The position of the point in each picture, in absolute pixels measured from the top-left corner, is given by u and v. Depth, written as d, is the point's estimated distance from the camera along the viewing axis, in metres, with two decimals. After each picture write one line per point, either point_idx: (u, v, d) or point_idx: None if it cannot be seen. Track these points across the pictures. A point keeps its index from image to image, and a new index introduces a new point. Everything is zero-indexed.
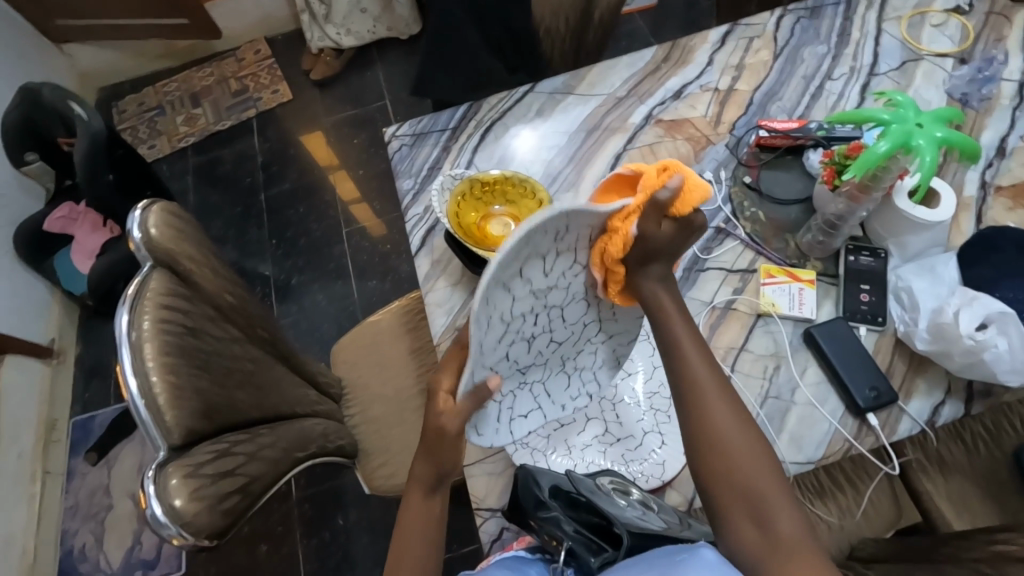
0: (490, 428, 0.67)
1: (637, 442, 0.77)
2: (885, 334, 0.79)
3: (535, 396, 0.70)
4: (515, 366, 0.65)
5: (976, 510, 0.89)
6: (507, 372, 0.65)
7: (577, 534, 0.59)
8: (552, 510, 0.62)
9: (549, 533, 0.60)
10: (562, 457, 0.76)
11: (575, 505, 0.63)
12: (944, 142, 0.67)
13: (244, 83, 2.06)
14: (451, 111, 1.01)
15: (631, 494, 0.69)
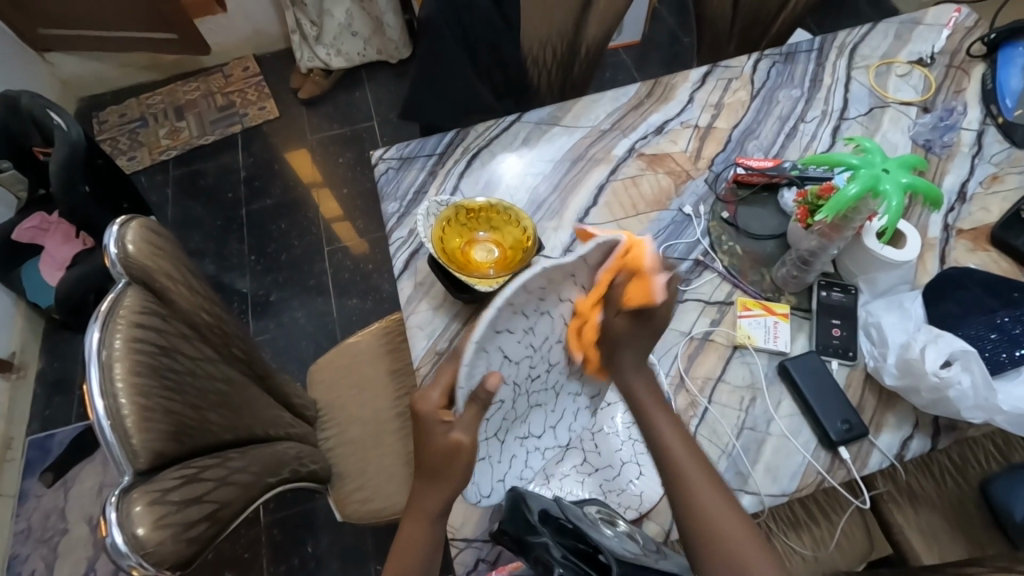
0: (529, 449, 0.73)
1: (616, 471, 0.77)
2: (855, 368, 0.81)
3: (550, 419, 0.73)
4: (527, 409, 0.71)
5: (945, 544, 0.91)
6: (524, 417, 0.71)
7: (565, 559, 0.59)
8: (541, 535, 0.61)
9: (538, 558, 0.60)
10: (540, 486, 0.76)
11: (563, 532, 0.63)
12: (909, 188, 0.71)
13: (230, 99, 2.06)
14: (439, 137, 1.02)
15: (618, 525, 0.69)
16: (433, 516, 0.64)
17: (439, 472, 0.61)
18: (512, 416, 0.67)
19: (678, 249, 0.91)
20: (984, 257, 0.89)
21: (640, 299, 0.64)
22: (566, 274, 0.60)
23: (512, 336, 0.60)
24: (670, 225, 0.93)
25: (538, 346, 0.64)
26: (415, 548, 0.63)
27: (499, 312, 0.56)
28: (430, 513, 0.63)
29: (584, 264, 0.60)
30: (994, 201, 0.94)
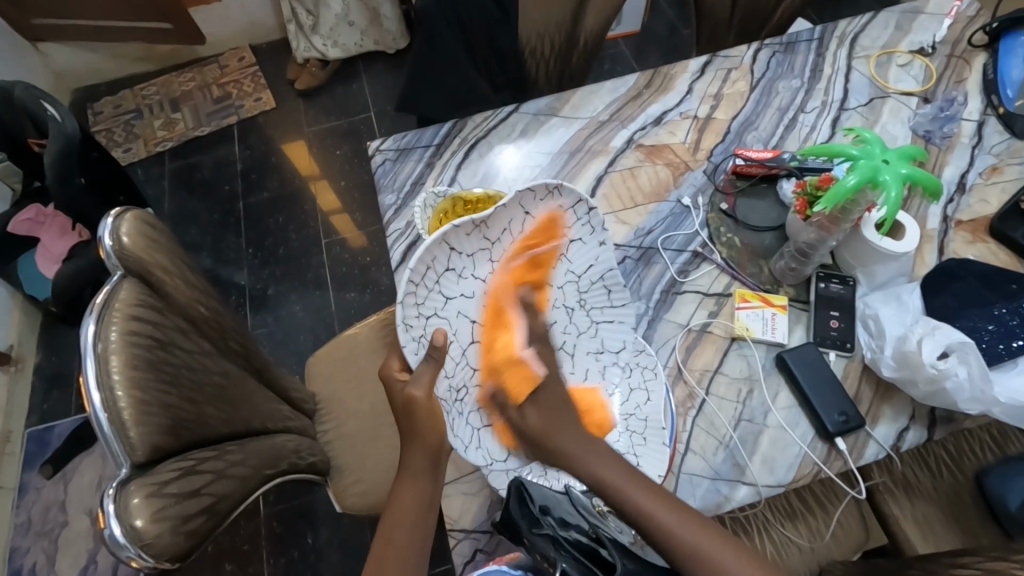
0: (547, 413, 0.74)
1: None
2: (853, 360, 0.81)
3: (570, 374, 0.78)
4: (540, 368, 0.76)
5: (939, 534, 0.92)
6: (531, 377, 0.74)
7: (570, 554, 0.58)
8: (545, 530, 0.60)
9: (541, 553, 0.59)
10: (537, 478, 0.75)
11: (566, 526, 0.62)
12: (908, 179, 0.70)
13: (226, 90, 2.04)
14: (436, 128, 1.02)
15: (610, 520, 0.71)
16: (421, 484, 0.64)
17: (419, 435, 0.64)
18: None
19: (676, 241, 0.91)
20: (983, 248, 0.89)
21: (523, 385, 0.69)
22: (519, 233, 0.73)
23: (473, 299, 0.71)
24: (669, 217, 0.93)
25: (517, 309, 0.73)
26: (401, 514, 0.62)
27: (438, 267, 0.69)
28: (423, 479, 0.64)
29: (533, 222, 0.73)
30: (993, 193, 0.93)
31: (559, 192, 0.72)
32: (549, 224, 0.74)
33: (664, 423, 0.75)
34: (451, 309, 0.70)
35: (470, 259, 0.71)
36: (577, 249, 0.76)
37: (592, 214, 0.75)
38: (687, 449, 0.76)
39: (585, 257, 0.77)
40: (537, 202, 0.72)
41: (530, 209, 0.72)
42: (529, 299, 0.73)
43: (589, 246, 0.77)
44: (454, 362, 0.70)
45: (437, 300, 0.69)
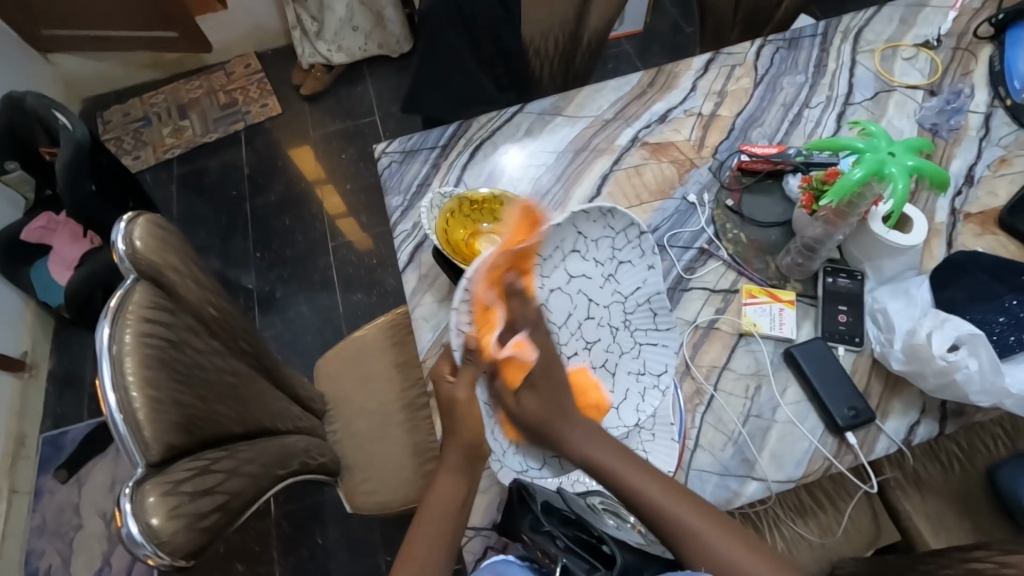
0: None
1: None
2: (862, 354, 0.81)
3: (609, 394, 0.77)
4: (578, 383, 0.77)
5: (951, 529, 0.91)
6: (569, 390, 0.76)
7: (569, 549, 0.60)
8: (545, 527, 0.62)
9: (541, 547, 0.60)
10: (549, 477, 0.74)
11: (568, 523, 0.63)
12: (915, 171, 0.70)
13: (233, 96, 2.06)
14: (441, 129, 1.02)
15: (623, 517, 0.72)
16: (455, 478, 0.65)
17: (456, 432, 0.65)
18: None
19: (682, 238, 0.91)
20: (992, 241, 0.88)
21: (516, 369, 0.67)
22: (570, 250, 0.75)
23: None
24: (674, 214, 0.93)
25: (561, 323, 0.76)
26: (433, 508, 0.64)
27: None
28: (461, 472, 0.66)
29: (586, 241, 0.75)
30: (1001, 184, 0.93)
31: (613, 216, 0.74)
32: (602, 244, 0.76)
33: (672, 419, 0.76)
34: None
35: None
36: (625, 272, 0.78)
37: (643, 241, 0.76)
38: (697, 446, 0.76)
39: (634, 280, 0.78)
40: (592, 222, 0.74)
41: (584, 228, 0.74)
42: (573, 314, 0.77)
43: (638, 270, 0.78)
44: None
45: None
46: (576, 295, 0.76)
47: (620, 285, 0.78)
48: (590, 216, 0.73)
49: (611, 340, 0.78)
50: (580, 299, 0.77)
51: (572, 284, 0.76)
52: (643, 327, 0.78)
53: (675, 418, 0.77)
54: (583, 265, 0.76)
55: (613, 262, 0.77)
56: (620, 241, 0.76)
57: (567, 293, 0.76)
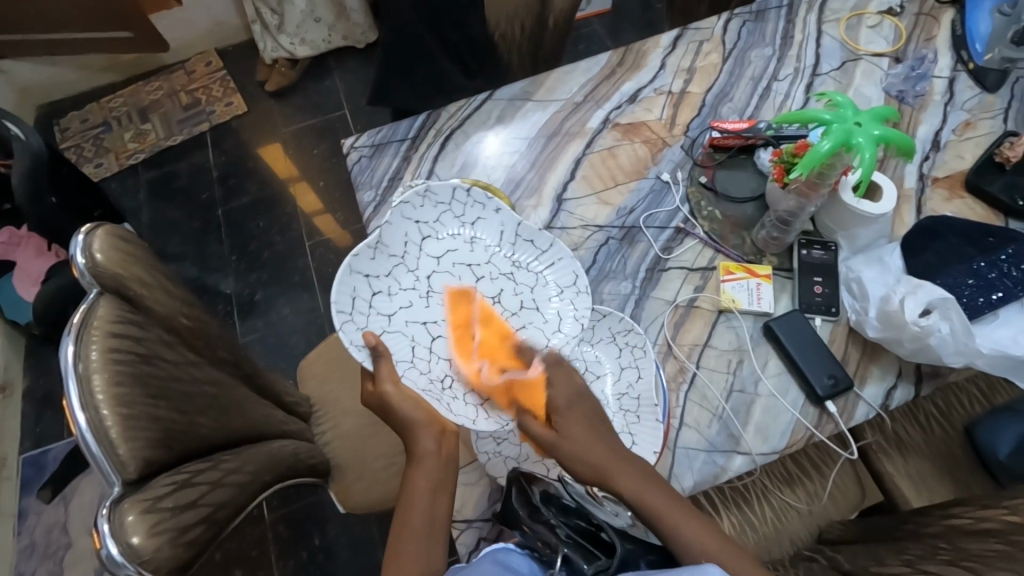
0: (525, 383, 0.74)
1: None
2: (839, 323, 0.81)
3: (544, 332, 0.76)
4: (509, 326, 0.76)
5: (933, 486, 0.93)
6: (502, 341, 0.75)
7: (570, 538, 0.59)
8: (543, 518, 0.62)
9: (540, 537, 0.60)
10: (534, 464, 0.76)
11: (568, 513, 0.63)
12: (881, 140, 0.68)
13: (196, 96, 2.00)
14: (410, 121, 1.03)
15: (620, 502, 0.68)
16: (429, 465, 0.66)
17: (415, 420, 0.66)
18: None
19: (659, 218, 0.91)
20: (960, 204, 0.89)
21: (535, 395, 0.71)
22: (422, 238, 0.74)
23: (413, 306, 0.72)
24: (649, 194, 0.93)
25: (460, 295, 0.75)
26: (417, 496, 0.64)
27: (362, 294, 0.69)
28: (436, 454, 0.66)
29: (429, 225, 0.74)
30: (967, 147, 0.94)
31: (432, 192, 0.73)
32: (445, 218, 0.75)
33: (657, 400, 0.75)
34: (397, 322, 0.70)
35: (389, 275, 0.71)
36: (483, 225, 0.77)
37: (474, 194, 0.75)
38: (682, 424, 0.76)
39: (494, 230, 0.76)
40: (420, 207, 0.73)
41: (418, 214, 0.73)
42: (465, 281, 0.75)
43: (491, 219, 0.76)
44: (424, 361, 0.70)
45: (376, 319, 0.69)
46: (453, 267, 0.75)
47: (484, 239, 0.76)
48: (413, 202, 0.73)
49: (513, 286, 0.77)
50: (461, 269, 0.75)
51: (443, 261, 0.75)
52: (530, 262, 0.78)
53: (658, 400, 0.75)
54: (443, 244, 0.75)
55: (466, 226, 0.76)
56: (457, 206, 0.75)
57: (447, 270, 0.74)
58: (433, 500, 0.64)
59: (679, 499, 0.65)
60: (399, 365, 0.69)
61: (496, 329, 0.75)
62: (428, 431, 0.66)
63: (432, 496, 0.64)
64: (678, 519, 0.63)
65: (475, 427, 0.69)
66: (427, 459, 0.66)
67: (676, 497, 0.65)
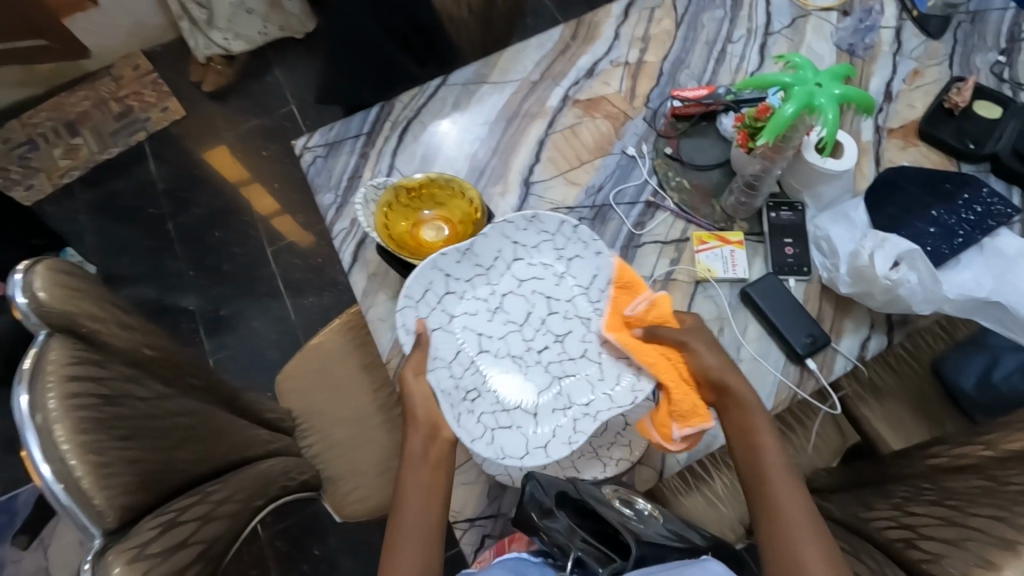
0: (547, 430, 0.74)
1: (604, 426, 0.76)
2: (811, 282, 0.83)
3: (588, 383, 0.77)
4: (553, 370, 0.78)
5: (907, 423, 0.99)
6: (544, 382, 0.77)
7: (586, 543, 0.62)
8: (560, 519, 0.63)
9: (554, 541, 0.62)
10: None
11: (582, 513, 0.65)
12: (843, 99, 0.68)
13: (127, 104, 1.88)
14: (363, 114, 0.98)
15: (637, 504, 0.71)
16: (423, 467, 0.69)
17: (416, 421, 0.71)
18: (533, 386, 0.77)
19: (628, 193, 0.90)
20: (915, 153, 0.91)
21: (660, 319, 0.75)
22: (513, 258, 0.81)
23: (477, 316, 0.79)
24: (616, 170, 0.92)
25: (524, 322, 0.79)
26: (410, 486, 0.68)
27: (437, 290, 0.77)
28: (423, 458, 0.69)
29: (524, 249, 0.81)
30: (918, 96, 0.95)
31: (540, 220, 0.78)
32: (544, 247, 0.80)
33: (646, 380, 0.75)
34: (455, 325, 0.78)
35: (467, 283, 0.79)
36: (579, 264, 0.80)
37: (581, 233, 0.79)
38: None
39: (588, 270, 0.80)
40: (523, 231, 0.79)
41: (517, 237, 0.80)
42: (534, 313, 0.80)
43: (589, 260, 0.80)
44: (461, 368, 0.76)
45: (439, 315, 0.77)
46: (533, 295, 0.80)
47: (575, 276, 0.80)
48: (518, 225, 0.79)
49: (580, 330, 0.79)
50: (537, 299, 0.80)
51: (525, 286, 0.81)
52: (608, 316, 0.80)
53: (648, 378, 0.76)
54: (532, 271, 0.81)
55: (562, 261, 0.81)
56: (561, 238, 0.80)
57: (521, 295, 0.80)
58: (429, 504, 0.67)
59: (813, 515, 0.64)
60: (436, 359, 0.75)
61: (547, 367, 0.78)
62: (420, 435, 0.70)
63: (424, 501, 0.67)
64: (802, 541, 0.62)
65: (469, 446, 0.70)
66: (414, 465, 0.69)
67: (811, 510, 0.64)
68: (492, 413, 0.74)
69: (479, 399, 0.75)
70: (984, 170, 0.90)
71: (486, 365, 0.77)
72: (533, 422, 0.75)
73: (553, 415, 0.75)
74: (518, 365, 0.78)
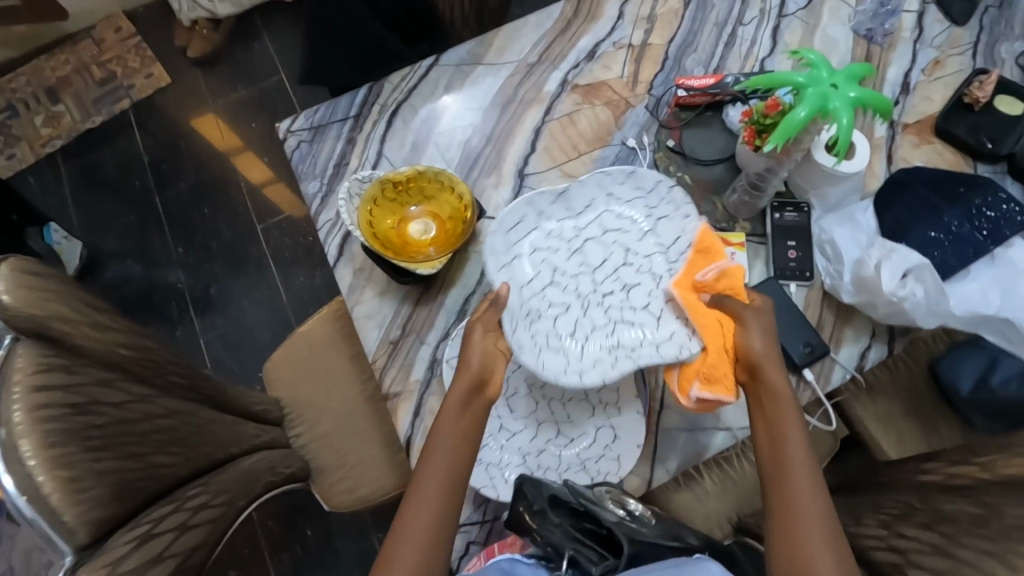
0: (586, 365, 0.73)
1: (591, 439, 0.72)
2: (813, 287, 0.79)
3: (643, 332, 0.75)
4: (613, 315, 0.76)
5: (899, 422, 0.97)
6: (601, 322, 0.76)
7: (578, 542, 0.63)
8: (553, 520, 0.64)
9: (546, 541, 0.64)
10: (517, 467, 0.72)
11: (577, 514, 0.65)
12: (858, 103, 0.64)
13: (109, 69, 1.80)
14: (350, 96, 0.93)
15: (629, 505, 0.68)
16: (460, 417, 0.66)
17: (466, 365, 0.69)
18: (591, 324, 0.76)
19: None
20: (930, 151, 0.86)
21: (730, 288, 0.72)
22: (605, 206, 0.80)
23: (557, 252, 0.78)
24: (614, 163, 0.88)
25: (599, 266, 0.78)
26: (439, 442, 0.65)
27: (529, 217, 0.78)
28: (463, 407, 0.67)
29: (618, 201, 0.79)
30: (936, 89, 0.90)
31: (638, 177, 0.77)
32: (636, 203, 0.79)
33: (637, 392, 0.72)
34: (533, 253, 0.78)
35: (558, 220, 0.79)
36: (664, 225, 0.77)
37: (676, 194, 0.76)
38: (663, 406, 0.75)
39: (673, 232, 0.77)
40: (621, 184, 0.78)
41: (613, 190, 0.78)
42: (612, 261, 0.78)
43: (676, 223, 0.77)
44: (529, 291, 0.77)
45: (517, 241, 0.78)
46: (613, 243, 0.79)
47: (663, 237, 0.78)
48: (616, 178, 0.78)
49: (652, 285, 0.77)
50: (618, 247, 0.79)
51: (609, 235, 0.79)
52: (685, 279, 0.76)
53: (639, 391, 0.74)
54: (620, 222, 0.79)
55: (651, 219, 0.78)
56: (654, 196, 0.77)
57: (603, 243, 0.79)
58: (457, 456, 0.65)
59: (830, 521, 0.60)
60: (507, 277, 0.76)
61: (608, 308, 0.76)
62: (464, 384, 0.68)
63: (454, 452, 0.65)
64: (814, 536, 0.59)
65: (517, 353, 0.72)
66: (452, 412, 0.67)
67: (828, 515, 0.60)
68: (547, 335, 0.75)
69: (541, 323, 0.76)
70: (1000, 171, 0.86)
71: (552, 296, 0.77)
72: (579, 360, 0.74)
73: (603, 356, 0.73)
74: (581, 302, 0.77)
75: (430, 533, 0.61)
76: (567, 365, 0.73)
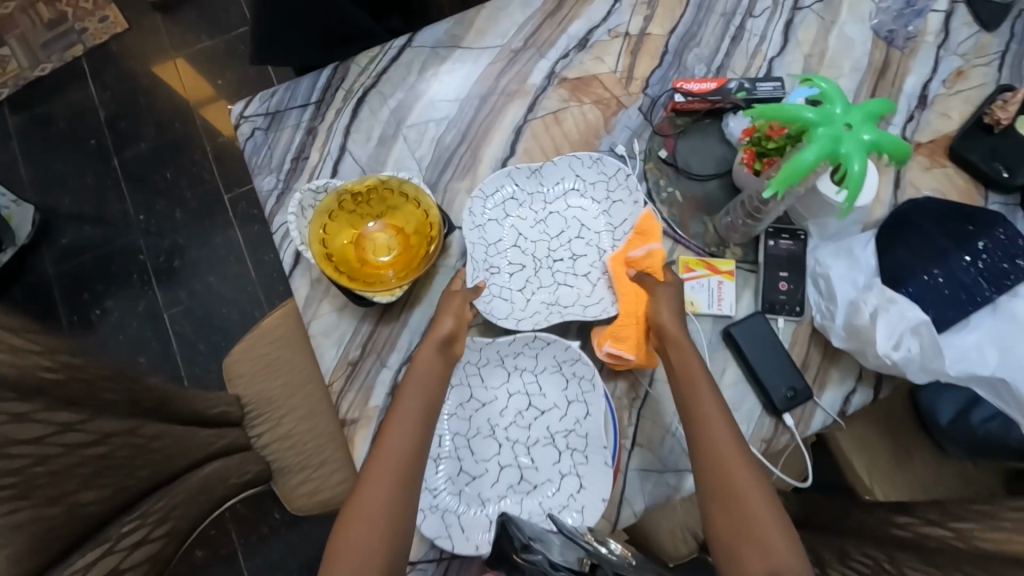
0: (523, 316, 0.75)
1: (555, 487, 0.69)
2: (802, 323, 0.75)
3: (579, 297, 0.77)
4: (557, 279, 0.77)
5: (870, 442, 0.96)
6: (546, 283, 0.77)
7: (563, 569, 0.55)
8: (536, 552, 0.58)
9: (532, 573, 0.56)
10: (476, 513, 0.69)
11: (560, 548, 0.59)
12: (872, 147, 0.57)
13: (59, 9, 1.62)
14: (311, 77, 0.82)
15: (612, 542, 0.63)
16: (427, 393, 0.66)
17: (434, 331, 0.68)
18: (537, 283, 0.77)
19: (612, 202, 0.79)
20: (940, 175, 0.80)
21: (650, 267, 0.72)
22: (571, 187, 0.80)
23: (523, 220, 0.79)
24: None
25: (556, 237, 0.79)
26: (399, 424, 0.64)
27: (507, 184, 0.78)
28: (427, 381, 0.66)
29: (585, 184, 0.80)
30: (955, 104, 0.82)
31: (604, 163, 0.78)
32: (597, 186, 0.79)
33: (606, 442, 0.69)
34: (501, 213, 0.78)
35: (528, 193, 0.79)
36: (619, 209, 0.79)
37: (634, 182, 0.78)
38: (633, 444, 0.72)
39: (624, 218, 0.78)
40: (588, 167, 0.79)
41: (581, 172, 0.79)
42: (570, 233, 0.79)
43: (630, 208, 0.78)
44: (490, 246, 0.77)
45: (485, 203, 0.77)
46: (573, 219, 0.79)
47: (615, 220, 0.79)
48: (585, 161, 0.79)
49: (596, 259, 0.78)
50: (575, 222, 0.79)
51: (571, 211, 0.80)
52: None
53: (609, 440, 0.69)
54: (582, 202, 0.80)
55: (609, 202, 0.79)
56: (614, 183, 0.78)
57: (562, 215, 0.80)
58: (420, 433, 0.64)
59: (760, 479, 0.61)
60: (472, 229, 0.76)
61: (553, 272, 0.78)
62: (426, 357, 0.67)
63: (416, 432, 0.63)
64: (745, 490, 0.59)
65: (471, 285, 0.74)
66: (415, 392, 0.65)
67: (757, 474, 0.60)
68: (499, 287, 0.76)
69: (495, 277, 0.77)
70: (1012, 202, 0.80)
71: (510, 256, 0.78)
72: (516, 313, 0.75)
73: (543, 312, 0.75)
74: (534, 264, 0.78)
75: (392, 492, 0.60)
76: (507, 316, 0.75)
